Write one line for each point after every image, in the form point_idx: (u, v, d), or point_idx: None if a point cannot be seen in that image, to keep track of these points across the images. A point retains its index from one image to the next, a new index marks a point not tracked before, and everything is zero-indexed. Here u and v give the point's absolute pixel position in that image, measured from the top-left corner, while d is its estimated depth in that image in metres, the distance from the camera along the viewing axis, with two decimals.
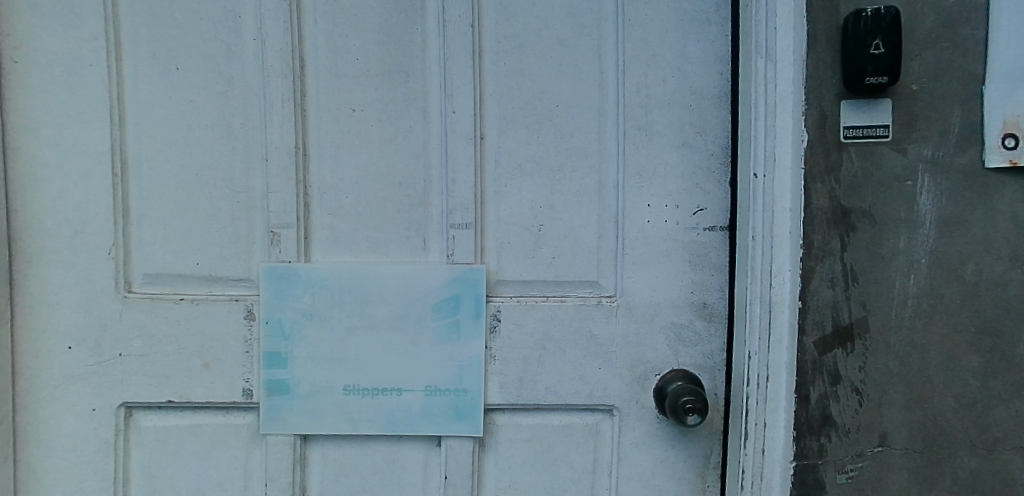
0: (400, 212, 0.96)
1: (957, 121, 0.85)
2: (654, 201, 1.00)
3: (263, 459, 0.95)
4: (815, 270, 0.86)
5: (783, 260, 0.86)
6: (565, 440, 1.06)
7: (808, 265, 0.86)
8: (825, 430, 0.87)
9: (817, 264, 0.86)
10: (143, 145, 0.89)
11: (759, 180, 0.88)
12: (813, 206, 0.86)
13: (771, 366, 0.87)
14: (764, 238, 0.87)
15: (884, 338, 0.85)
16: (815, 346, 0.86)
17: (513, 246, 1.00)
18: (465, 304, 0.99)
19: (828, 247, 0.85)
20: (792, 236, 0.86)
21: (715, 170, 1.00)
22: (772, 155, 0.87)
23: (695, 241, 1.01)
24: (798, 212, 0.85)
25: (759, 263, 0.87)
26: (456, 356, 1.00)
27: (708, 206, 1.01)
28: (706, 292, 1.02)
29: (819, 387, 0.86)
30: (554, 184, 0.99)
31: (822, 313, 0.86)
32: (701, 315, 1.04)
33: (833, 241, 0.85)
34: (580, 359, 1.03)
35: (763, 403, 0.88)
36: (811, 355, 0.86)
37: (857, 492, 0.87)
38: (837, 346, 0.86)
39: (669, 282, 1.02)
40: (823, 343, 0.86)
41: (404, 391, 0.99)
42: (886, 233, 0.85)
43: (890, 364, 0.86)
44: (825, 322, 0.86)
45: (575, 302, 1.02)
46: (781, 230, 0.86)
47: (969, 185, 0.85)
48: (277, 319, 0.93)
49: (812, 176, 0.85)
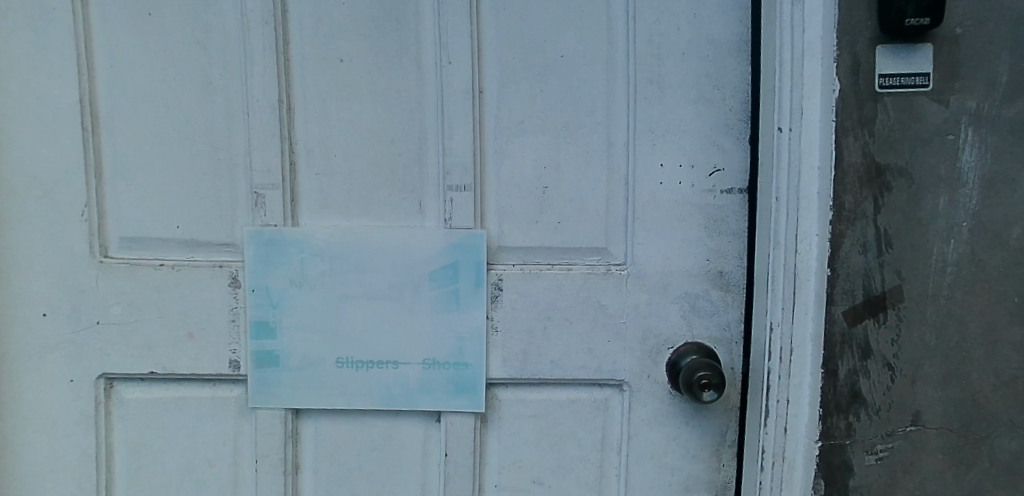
0: (394, 173, 0.89)
1: (1005, 67, 0.76)
2: (667, 161, 0.93)
3: (253, 434, 0.91)
4: (845, 235, 0.77)
5: (809, 224, 0.78)
6: (572, 416, 1.01)
7: (838, 229, 0.77)
8: (853, 408, 0.80)
9: (848, 227, 0.77)
10: (114, 99, 0.84)
11: (785, 134, 0.80)
12: (844, 163, 0.77)
13: (795, 337, 0.80)
14: (789, 200, 0.80)
15: (919, 309, 0.78)
16: (844, 317, 0.78)
17: (515, 210, 0.94)
18: (465, 271, 0.93)
19: (860, 209, 0.77)
20: (820, 196, 0.78)
21: (732, 128, 0.92)
22: (799, 107, 0.79)
23: (713, 205, 0.94)
24: (828, 170, 0.77)
25: (783, 227, 0.80)
26: (455, 327, 0.94)
27: (725, 167, 0.94)
28: (724, 260, 0.96)
29: (848, 362, 0.79)
30: (559, 143, 0.92)
31: (852, 282, 0.78)
32: (716, 284, 1.02)
33: (866, 202, 0.77)
34: (587, 332, 0.99)
35: (786, 379, 0.81)
36: (841, 327, 0.79)
37: (887, 474, 0.81)
38: (868, 318, 0.78)
39: (682, 250, 0.97)
40: (853, 314, 0.78)
41: (400, 364, 0.93)
42: (924, 193, 0.77)
43: (926, 337, 0.78)
44: (856, 291, 0.78)
45: (583, 270, 0.97)
46: (808, 190, 0.78)
47: (1019, 140, 0.76)
48: (264, 287, 0.87)
49: (844, 129, 0.77)
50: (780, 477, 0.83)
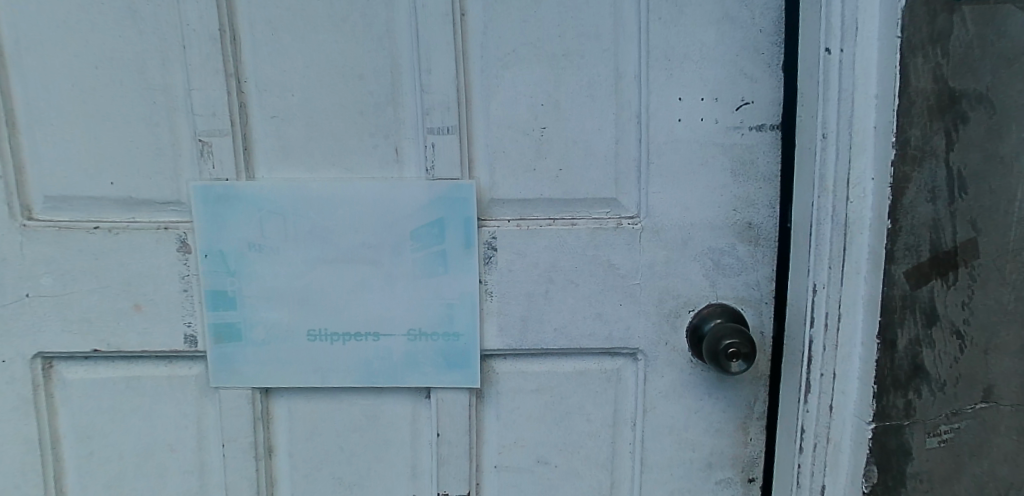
0: (366, 115, 0.77)
1: None
2: (686, 94, 0.83)
3: (217, 417, 0.81)
4: (911, 179, 0.62)
5: (863, 165, 0.63)
6: (580, 390, 0.90)
7: (902, 172, 0.62)
8: (914, 384, 0.66)
9: (915, 169, 0.62)
10: (22, 33, 0.71)
11: (835, 57, 0.64)
12: (911, 88, 0.61)
13: (845, 302, 0.67)
14: (839, 137, 0.65)
15: (996, 266, 0.64)
16: (907, 277, 0.64)
17: (511, 156, 0.82)
18: (452, 229, 0.81)
19: (929, 145, 0.61)
20: (879, 130, 0.62)
21: (763, 52, 0.84)
22: (853, 22, 0.63)
23: (739, 144, 0.86)
24: (887, 100, 0.61)
25: (832, 170, 0.65)
26: (444, 293, 0.82)
27: (756, 100, 0.85)
28: (751, 209, 0.88)
29: (908, 331, 0.65)
30: (559, 75, 0.81)
31: (918, 234, 0.63)
32: (745, 239, 0.90)
33: (936, 136, 0.61)
34: (596, 295, 0.88)
35: (832, 349, 0.68)
36: (901, 290, 0.64)
37: (951, 458, 0.68)
38: (935, 278, 0.64)
39: (705, 198, 0.87)
40: (917, 275, 0.64)
41: (381, 336, 0.82)
42: (1009, 123, 0.61)
43: (1002, 299, 0.65)
44: (922, 245, 0.63)
45: (589, 225, 0.85)
46: (864, 123, 0.63)
47: None
48: (219, 251, 0.76)
49: (912, 46, 0.60)
50: (824, 460, 0.71)
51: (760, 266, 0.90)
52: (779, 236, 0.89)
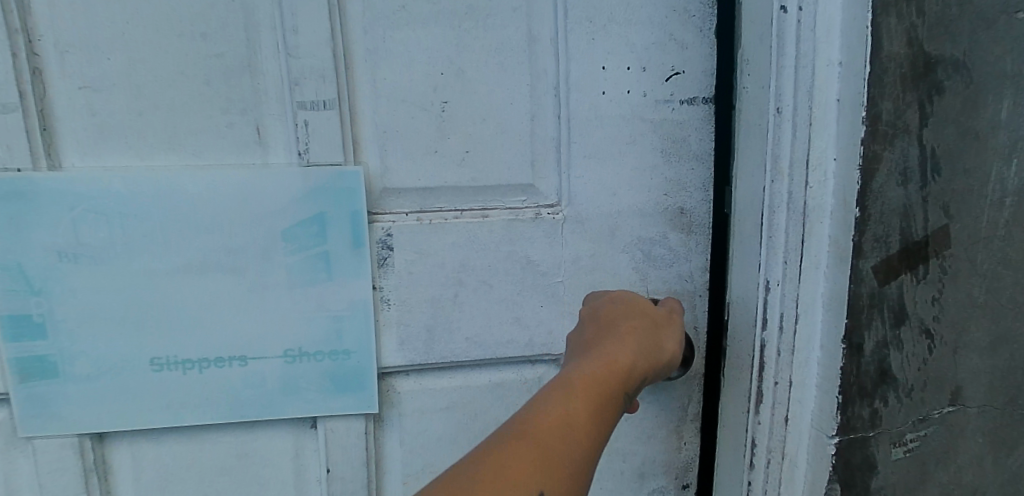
0: (224, 85, 0.62)
1: None
2: (611, 61, 0.72)
3: (33, 470, 0.66)
4: (882, 160, 0.53)
5: (824, 145, 0.54)
6: (497, 403, 0.78)
7: (872, 151, 0.52)
8: (880, 391, 0.59)
9: (886, 148, 0.53)
10: None
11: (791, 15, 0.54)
12: (888, 51, 0.51)
13: (803, 300, 0.59)
14: (796, 113, 0.55)
15: (968, 256, 0.57)
16: (875, 274, 0.56)
17: (406, 135, 0.68)
18: (335, 226, 0.66)
19: (902, 121, 0.52)
20: (843, 103, 0.53)
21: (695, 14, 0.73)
22: None
23: (670, 119, 0.76)
24: (851, 68, 0.52)
25: (787, 151, 0.56)
26: (328, 304, 0.68)
27: (688, 69, 0.74)
28: (684, 193, 0.78)
29: (875, 333, 0.57)
30: (461, 37, 0.67)
31: (887, 224, 0.54)
32: (678, 227, 0.80)
33: (909, 110, 0.52)
34: (513, 296, 0.75)
35: (788, 355, 0.61)
36: (869, 288, 0.56)
37: (916, 467, 0.63)
38: (905, 272, 0.56)
39: (634, 181, 0.77)
40: (885, 270, 0.56)
41: (248, 360, 0.67)
42: (986, 94, 0.53)
43: (974, 293, 0.58)
44: (891, 237, 0.55)
45: (503, 216, 0.73)
46: (827, 96, 0.53)
47: None
48: (19, 266, 0.60)
49: (883, 3, 0.50)
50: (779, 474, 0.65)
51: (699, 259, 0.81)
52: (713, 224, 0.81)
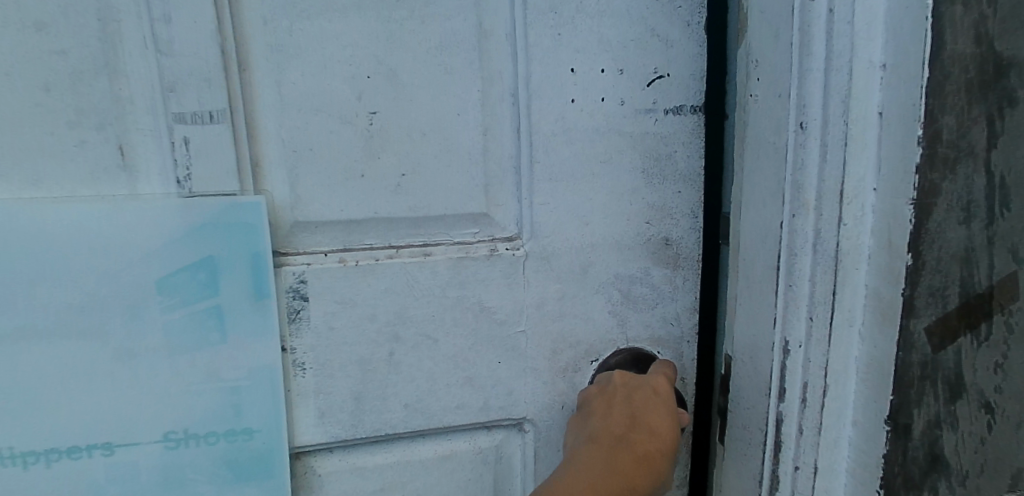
0: (72, 91, 0.46)
1: None
2: (581, 62, 0.58)
3: None
4: (940, 192, 0.43)
5: (862, 175, 0.44)
6: (444, 479, 0.65)
7: (930, 181, 0.42)
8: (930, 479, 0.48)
9: (945, 177, 0.43)
10: None
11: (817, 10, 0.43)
12: (957, 49, 0.41)
13: (832, 366, 0.47)
14: (826, 132, 0.44)
15: None
16: (929, 333, 0.45)
17: (323, 154, 0.53)
18: (229, 274, 0.51)
19: (966, 142, 0.42)
20: (889, 119, 0.42)
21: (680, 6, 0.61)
22: None
23: (652, 134, 0.63)
24: (898, 73, 0.42)
25: (815, 181, 0.45)
26: (223, 372, 0.54)
27: (672, 72, 0.62)
28: (669, 221, 0.66)
29: (927, 406, 0.46)
30: (393, 32, 0.53)
31: (946, 272, 0.44)
32: (662, 261, 0.67)
33: (973, 129, 0.42)
34: (463, 351, 0.61)
35: (815, 433, 0.49)
36: (922, 352, 0.45)
37: None
38: (965, 331, 0.45)
39: (609, 208, 0.63)
40: (941, 331, 0.45)
41: (116, 448, 0.53)
42: None
43: None
44: (950, 288, 0.44)
45: (450, 253, 0.59)
46: (868, 108, 0.43)
47: None
48: None
49: None
50: None
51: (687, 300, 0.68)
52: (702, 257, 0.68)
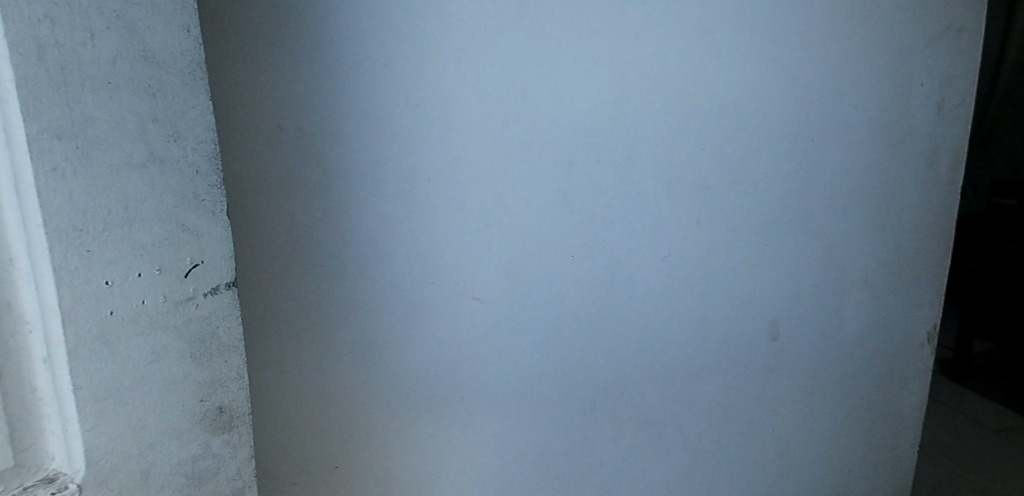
0: None
1: (477, 154, 0.94)
2: (114, 271, 0.54)
3: None
4: (391, 298, 0.95)
5: (357, 278, 0.92)
6: None
7: (412, 285, 0.95)
8: (509, 398, 1.06)
9: (359, 296, 0.93)
10: None
11: (348, 231, 0.90)
12: (398, 243, 0.93)
13: (367, 366, 0.96)
14: (371, 262, 0.92)
15: (334, 361, 0.94)
16: (439, 355, 1.00)
17: None
18: None
19: (364, 278, 0.92)
20: (418, 274, 0.95)
21: (554, 143, 0.98)
22: (395, 203, 0.91)
23: (196, 317, 0.62)
24: (409, 244, 0.93)
25: (395, 277, 0.94)
26: None
27: (206, 257, 0.62)
28: (219, 389, 0.65)
29: (468, 387, 1.03)
30: None
31: (354, 344, 0.94)
32: (218, 428, 0.66)
33: (348, 287, 0.92)
34: None
35: (377, 397, 0.98)
36: (444, 372, 1.01)
37: (348, 420, 0.97)
38: (428, 354, 0.99)
39: (162, 401, 0.60)
40: (402, 364, 0.98)
41: None
42: (326, 275, 0.90)
43: (328, 385, 0.94)
44: (355, 348, 0.95)
45: None
46: (362, 261, 0.92)
47: (392, 213, 0.91)
48: None
49: (378, 212, 0.90)
50: (444, 449, 1.05)
51: (347, 370, 0.95)
52: (278, 341, 0.89)
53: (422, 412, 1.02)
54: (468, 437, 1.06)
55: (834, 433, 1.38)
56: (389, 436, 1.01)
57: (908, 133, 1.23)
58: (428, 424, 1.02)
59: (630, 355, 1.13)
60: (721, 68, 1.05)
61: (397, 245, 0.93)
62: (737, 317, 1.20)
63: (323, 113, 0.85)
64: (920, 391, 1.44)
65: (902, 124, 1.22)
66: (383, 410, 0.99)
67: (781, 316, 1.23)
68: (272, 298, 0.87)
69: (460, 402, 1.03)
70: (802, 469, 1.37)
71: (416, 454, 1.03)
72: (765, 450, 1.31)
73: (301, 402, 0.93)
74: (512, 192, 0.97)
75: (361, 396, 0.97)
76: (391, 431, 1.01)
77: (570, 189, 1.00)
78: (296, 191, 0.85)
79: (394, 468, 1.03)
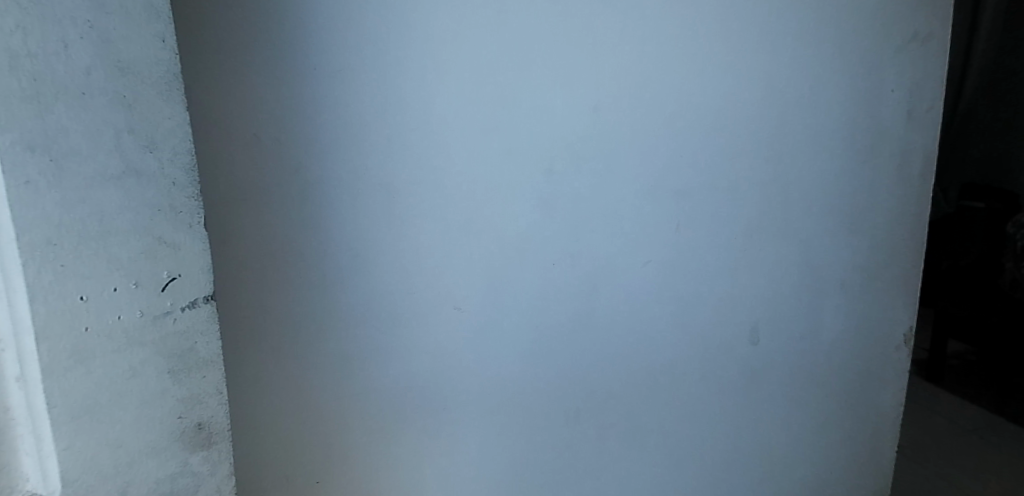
0: None
1: (458, 162, 0.94)
2: (88, 285, 0.53)
3: None
4: (372, 308, 0.94)
5: (338, 289, 0.91)
6: None
7: (394, 294, 0.95)
8: (493, 406, 1.06)
9: (340, 306, 0.92)
10: None
11: (329, 241, 0.89)
12: (380, 252, 0.92)
13: (349, 376, 0.95)
14: (352, 272, 0.91)
15: (316, 372, 0.92)
16: (423, 364, 0.99)
17: None
18: None
19: (345, 288, 0.91)
20: (400, 283, 0.95)
21: (536, 150, 0.98)
22: (376, 212, 0.90)
23: (175, 332, 0.60)
24: (391, 254, 0.93)
25: (377, 287, 0.93)
26: None
27: (185, 270, 0.60)
28: (198, 405, 0.64)
29: (451, 396, 1.03)
30: None
31: (336, 356, 0.93)
32: (198, 445, 0.64)
33: (329, 298, 0.91)
34: None
35: (360, 408, 0.97)
36: (427, 380, 1.00)
37: (331, 433, 0.96)
38: (411, 364, 0.98)
39: (139, 418, 0.58)
40: (384, 374, 0.97)
41: None
42: (307, 286, 0.89)
43: (310, 397, 0.93)
44: (338, 359, 0.93)
45: None
46: (344, 271, 0.91)
47: (373, 223, 0.91)
48: None
49: (359, 222, 0.90)
50: (428, 459, 1.04)
51: (330, 381, 0.94)
52: (259, 354, 0.88)
53: (406, 421, 1.01)
54: (452, 447, 1.05)
55: (817, 434, 1.39)
56: (373, 447, 1.00)
57: (879, 138, 1.26)
58: (412, 434, 1.01)
59: (614, 361, 1.13)
60: (697, 76, 1.07)
61: (379, 255, 0.92)
62: (719, 321, 1.21)
63: (302, 123, 0.84)
64: (898, 391, 1.46)
65: (874, 129, 1.25)
66: (366, 421, 0.98)
67: (761, 320, 1.25)
68: (252, 309, 0.86)
69: (444, 411, 1.03)
70: (786, 471, 1.38)
71: (400, 465, 1.02)
72: (748, 453, 1.32)
73: (284, 416, 0.92)
74: (493, 200, 0.97)
75: (344, 406, 0.96)
76: (376, 442, 1.00)
77: (551, 195, 1.01)
78: (277, 202, 0.85)
79: (377, 480, 1.01)
